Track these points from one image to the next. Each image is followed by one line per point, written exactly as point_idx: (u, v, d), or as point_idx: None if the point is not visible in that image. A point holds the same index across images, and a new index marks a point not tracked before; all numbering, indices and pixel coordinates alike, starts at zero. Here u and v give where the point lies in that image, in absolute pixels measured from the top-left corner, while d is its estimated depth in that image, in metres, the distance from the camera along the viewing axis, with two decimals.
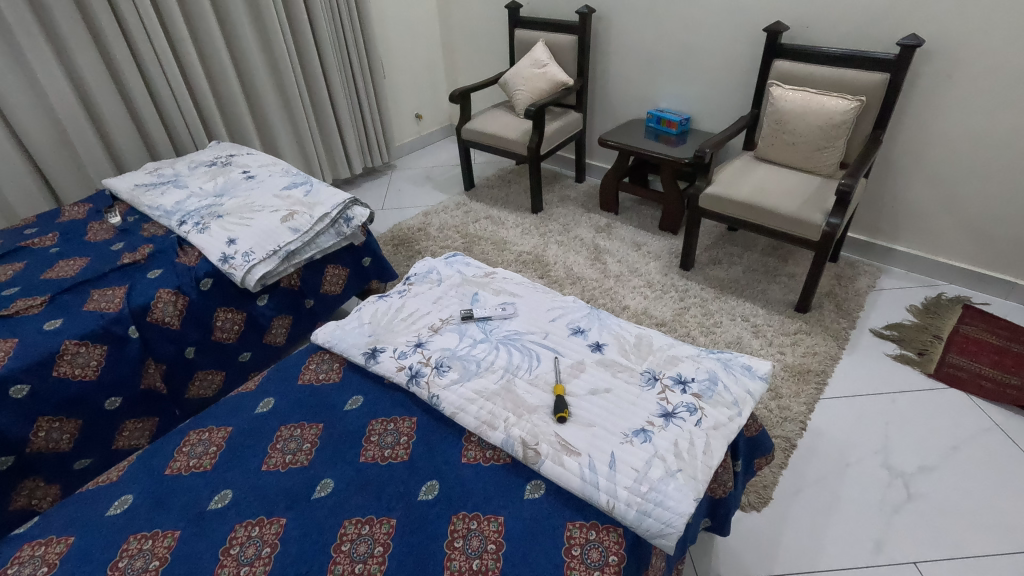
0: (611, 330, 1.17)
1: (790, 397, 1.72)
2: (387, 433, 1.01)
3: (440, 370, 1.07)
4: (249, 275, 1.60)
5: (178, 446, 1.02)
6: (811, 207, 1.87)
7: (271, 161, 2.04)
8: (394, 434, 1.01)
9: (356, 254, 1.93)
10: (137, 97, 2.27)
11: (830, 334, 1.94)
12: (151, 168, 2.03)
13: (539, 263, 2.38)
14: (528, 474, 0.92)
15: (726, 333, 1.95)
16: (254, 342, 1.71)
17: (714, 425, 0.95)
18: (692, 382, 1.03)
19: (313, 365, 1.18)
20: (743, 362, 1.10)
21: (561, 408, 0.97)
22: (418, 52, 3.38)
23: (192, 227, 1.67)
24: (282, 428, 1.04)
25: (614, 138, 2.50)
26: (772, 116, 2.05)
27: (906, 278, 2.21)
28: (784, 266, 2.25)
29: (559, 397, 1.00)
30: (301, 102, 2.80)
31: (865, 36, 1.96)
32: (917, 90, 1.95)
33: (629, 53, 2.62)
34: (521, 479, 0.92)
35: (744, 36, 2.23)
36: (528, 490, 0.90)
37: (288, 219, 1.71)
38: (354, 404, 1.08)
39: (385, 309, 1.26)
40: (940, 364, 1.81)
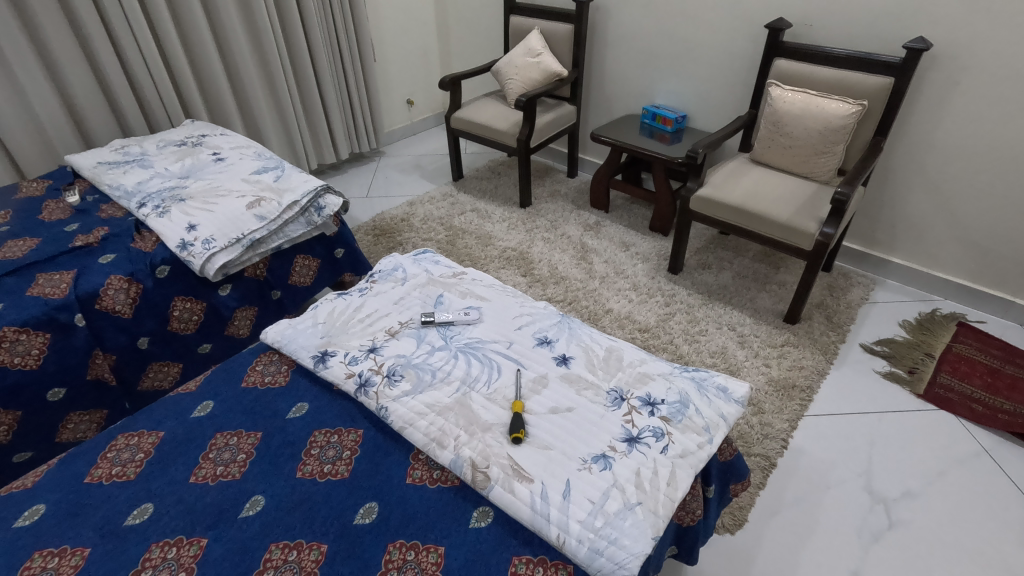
0: (580, 342, 1.09)
1: (772, 413, 1.65)
2: (329, 446, 0.94)
3: (391, 380, 1.00)
4: (209, 263, 1.51)
5: (104, 450, 0.95)
6: (804, 215, 1.79)
7: (244, 143, 1.95)
8: (337, 448, 0.94)
9: (328, 245, 1.84)
10: (109, 71, 2.17)
11: (819, 348, 1.86)
12: (118, 145, 1.94)
13: (523, 260, 2.30)
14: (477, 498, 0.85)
15: (711, 342, 1.88)
16: (214, 333, 1.63)
17: (681, 452, 0.88)
18: (661, 403, 0.96)
19: (260, 366, 1.10)
20: (718, 383, 1.03)
21: (517, 427, 0.90)
22: (411, 36, 3.27)
23: (152, 210, 1.58)
24: (217, 435, 0.97)
25: (607, 134, 2.41)
26: (769, 117, 1.96)
27: (900, 291, 2.13)
28: (775, 274, 2.17)
29: (517, 414, 0.93)
30: (286, 83, 2.70)
31: (871, 37, 1.87)
32: (921, 97, 1.86)
33: (627, 45, 2.52)
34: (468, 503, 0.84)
35: (747, 33, 2.14)
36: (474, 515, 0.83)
37: (255, 205, 1.63)
38: (252, 508, 0.85)
39: (342, 309, 1.18)
40: (931, 384, 1.74)
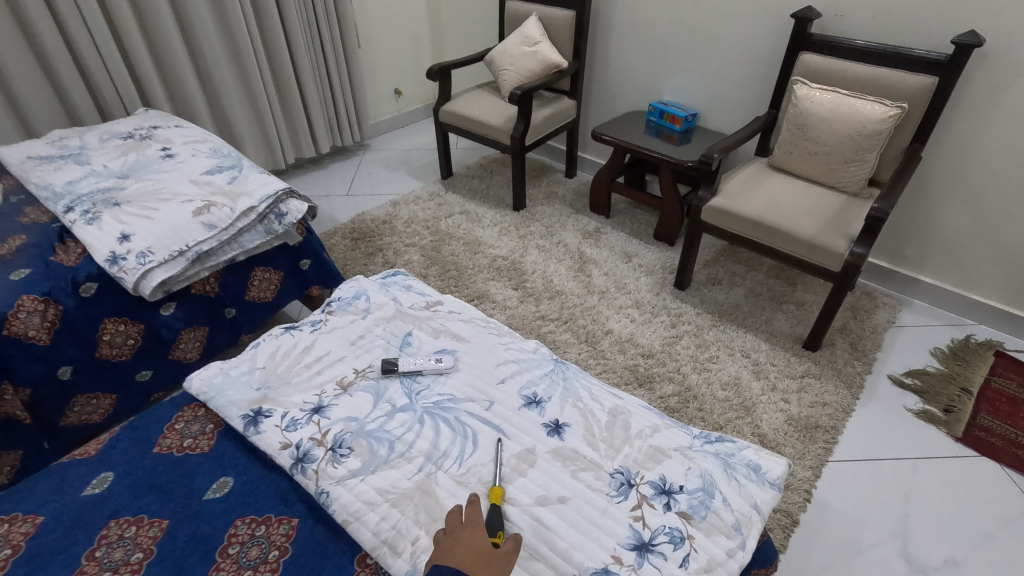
0: (577, 401, 0.88)
1: (793, 459, 1.45)
2: (252, 543, 0.73)
3: (336, 453, 0.79)
4: (145, 281, 1.30)
5: None
6: (832, 232, 1.58)
7: (200, 137, 1.72)
8: (262, 546, 0.73)
9: (292, 256, 1.63)
10: (52, 52, 1.93)
11: (843, 380, 1.66)
12: (56, 137, 1.71)
13: (515, 271, 2.08)
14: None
15: (723, 371, 1.67)
16: (155, 358, 1.41)
17: (706, 566, 0.68)
18: (679, 492, 0.75)
19: (180, 424, 0.89)
20: (749, 460, 0.82)
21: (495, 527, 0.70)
22: (400, 20, 3.03)
23: (80, 215, 1.35)
24: (111, 524, 0.75)
25: (609, 132, 2.19)
26: (793, 119, 1.74)
27: (929, 314, 1.93)
28: (792, 292, 1.97)
29: (495, 505, 0.72)
30: (258, 69, 2.46)
31: (910, 31, 1.65)
32: (965, 100, 1.65)
33: (633, 34, 2.29)
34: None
35: (768, 23, 1.92)
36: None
37: (202, 212, 1.40)
38: None
39: (287, 350, 0.97)
40: (970, 425, 1.54)
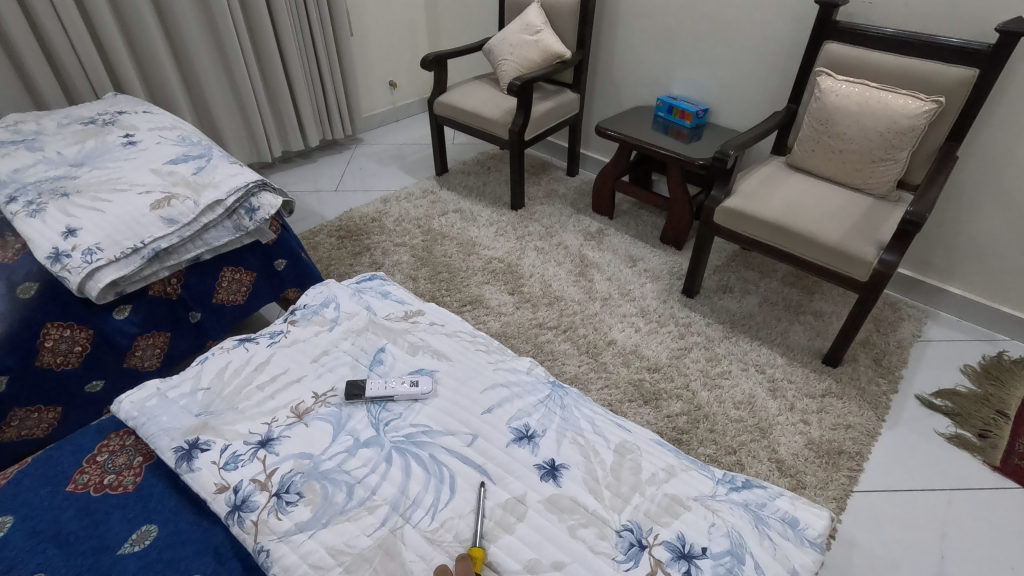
0: (578, 437, 0.73)
1: (815, 490, 1.30)
2: None
3: (282, 501, 0.64)
4: (93, 281, 1.15)
5: None
6: (860, 237, 1.44)
7: (169, 124, 1.58)
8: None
9: (266, 255, 1.48)
10: (12, 29, 1.78)
11: (867, 400, 1.52)
12: (11, 121, 1.56)
13: (511, 274, 1.94)
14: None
15: (736, 388, 1.53)
16: (107, 368, 1.26)
17: None
18: (702, 557, 0.61)
19: (103, 456, 0.75)
20: (784, 512, 0.68)
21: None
22: (395, 8, 2.88)
23: (23, 207, 1.21)
24: None
25: (615, 128, 2.05)
26: (816, 114, 1.60)
27: (958, 328, 1.79)
28: (810, 302, 1.82)
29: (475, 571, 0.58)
30: (242, 56, 2.30)
31: (946, 19, 1.52)
32: (1007, 96, 1.50)
33: (642, 23, 2.15)
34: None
35: (788, 11, 1.78)
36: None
37: (161, 205, 1.26)
38: None
39: (238, 366, 0.83)
40: (1008, 453, 1.40)
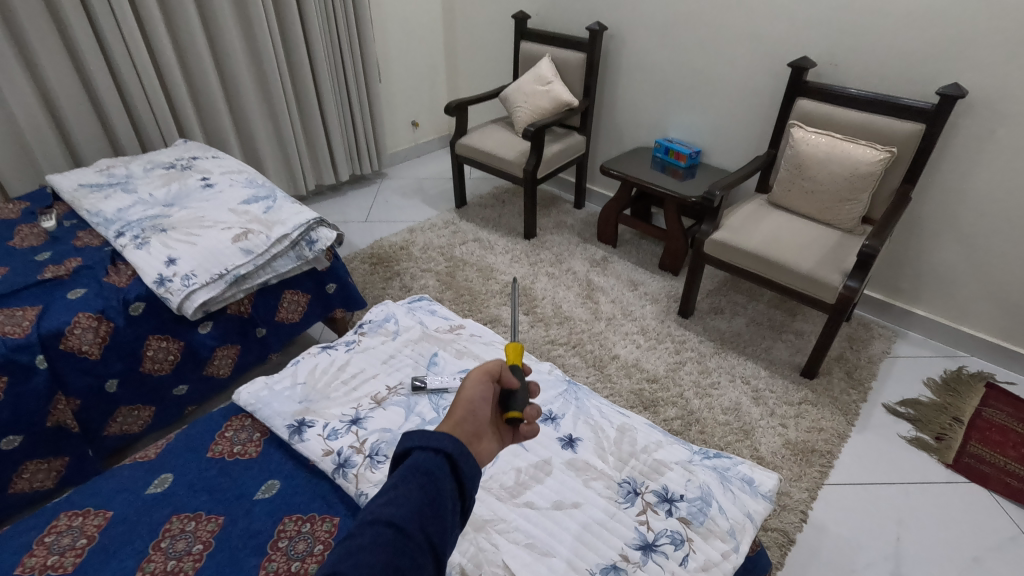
0: (589, 419, 0.97)
1: (790, 481, 1.52)
2: (299, 538, 0.82)
3: (373, 460, 0.88)
4: (188, 301, 1.41)
5: (42, 533, 0.84)
6: (828, 266, 1.68)
7: (237, 167, 1.85)
8: (308, 540, 0.82)
9: (319, 280, 1.74)
10: (99, 86, 2.07)
11: (838, 407, 1.74)
12: (104, 165, 1.84)
13: (526, 297, 2.18)
14: (437, 482, 0.58)
15: (723, 397, 1.75)
16: (191, 374, 1.51)
17: (704, 565, 0.77)
18: (679, 500, 0.84)
19: (230, 432, 0.99)
20: (743, 474, 0.91)
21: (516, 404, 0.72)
22: (418, 57, 3.20)
23: (130, 240, 1.47)
24: (173, 519, 0.85)
25: (617, 167, 2.31)
26: (791, 160, 1.86)
27: (924, 346, 2.01)
28: (791, 322, 2.06)
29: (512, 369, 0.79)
30: (286, 103, 2.59)
31: (899, 81, 1.78)
32: (953, 145, 1.76)
33: (641, 75, 2.44)
34: (431, 486, 0.57)
35: (767, 69, 2.05)
36: (410, 504, 0.55)
37: (241, 238, 1.52)
38: None
39: (325, 366, 1.07)
40: (960, 453, 1.61)
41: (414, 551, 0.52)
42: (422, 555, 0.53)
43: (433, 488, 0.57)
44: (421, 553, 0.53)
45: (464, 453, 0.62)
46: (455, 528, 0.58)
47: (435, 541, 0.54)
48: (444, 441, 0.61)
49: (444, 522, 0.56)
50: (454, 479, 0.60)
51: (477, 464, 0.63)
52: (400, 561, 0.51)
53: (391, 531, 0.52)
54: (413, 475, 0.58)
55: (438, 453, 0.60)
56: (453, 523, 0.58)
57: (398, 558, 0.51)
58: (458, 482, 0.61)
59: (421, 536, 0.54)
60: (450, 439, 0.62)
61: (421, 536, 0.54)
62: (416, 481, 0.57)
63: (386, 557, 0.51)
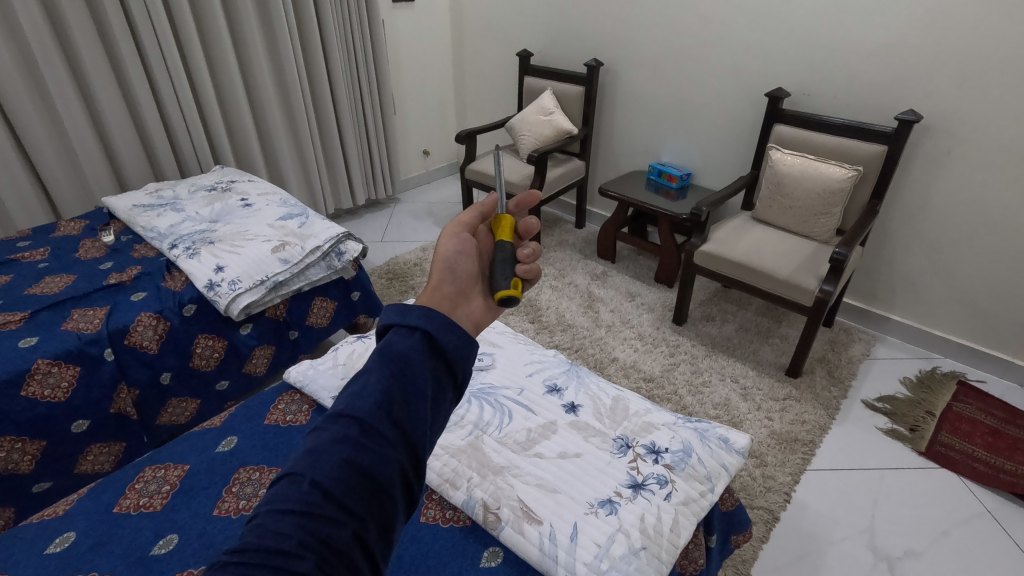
0: (588, 391, 1.14)
1: (775, 466, 1.66)
2: None
3: None
4: (234, 303, 1.58)
5: (132, 482, 1.01)
6: (804, 272, 1.86)
7: (271, 190, 2.06)
8: None
9: (345, 288, 1.92)
10: (147, 120, 2.29)
11: (820, 402, 1.90)
12: (152, 188, 2.05)
13: (532, 307, 2.36)
14: (411, 364, 0.54)
15: (714, 394, 1.91)
16: (233, 371, 1.68)
17: (684, 500, 0.93)
18: (665, 451, 1.00)
19: (282, 405, 1.17)
20: (720, 434, 1.07)
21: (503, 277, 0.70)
22: (430, 91, 3.46)
23: (183, 251, 1.66)
24: (241, 470, 1.02)
25: (614, 189, 2.52)
26: (770, 179, 2.06)
27: (901, 349, 2.17)
28: (777, 328, 2.23)
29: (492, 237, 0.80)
30: (310, 134, 2.82)
31: (864, 108, 1.99)
32: (915, 164, 1.95)
33: (635, 106, 2.67)
34: (402, 371, 0.53)
35: (747, 99, 2.27)
36: (377, 391, 0.51)
37: (279, 249, 1.70)
38: None
39: (361, 351, 1.25)
40: (932, 442, 1.76)
41: (383, 441, 0.49)
42: (393, 446, 0.49)
43: (407, 373, 0.53)
44: (392, 441, 0.49)
45: (446, 330, 0.57)
46: (440, 409, 0.55)
47: (408, 428, 0.51)
48: (421, 319, 0.57)
49: (419, 408, 0.52)
50: (434, 360, 0.56)
51: (466, 339, 0.59)
52: (366, 451, 0.48)
53: (353, 423, 0.49)
54: (383, 361, 0.53)
55: (415, 331, 0.56)
56: (434, 405, 0.54)
57: (362, 451, 0.48)
58: (441, 362, 0.56)
59: (391, 424, 0.50)
60: (429, 316, 0.57)
61: (392, 424, 0.50)
62: (387, 367, 0.53)
63: (348, 450, 0.47)
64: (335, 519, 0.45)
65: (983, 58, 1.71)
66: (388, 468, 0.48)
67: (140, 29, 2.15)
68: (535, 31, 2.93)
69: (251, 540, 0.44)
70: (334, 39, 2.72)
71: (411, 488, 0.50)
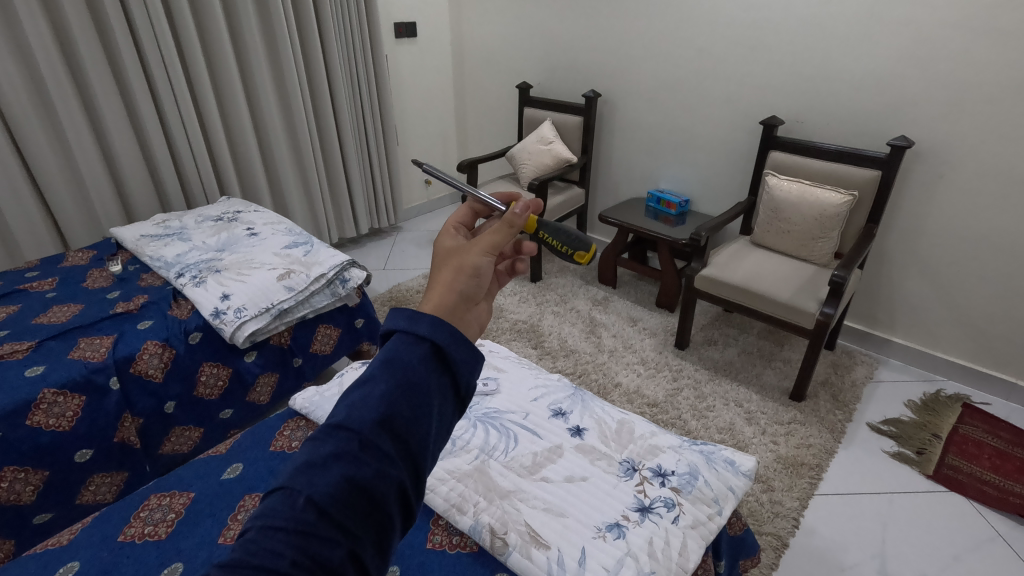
0: (593, 414, 1.15)
1: (782, 491, 1.65)
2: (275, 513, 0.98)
3: None
4: (239, 331, 1.59)
5: (137, 510, 1.00)
6: (804, 295, 1.88)
7: (276, 219, 2.10)
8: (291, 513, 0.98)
9: (349, 316, 1.94)
10: (156, 152, 2.34)
11: (825, 425, 1.89)
12: (160, 219, 2.08)
13: (534, 333, 2.37)
14: (417, 377, 0.49)
15: (719, 418, 1.91)
16: (237, 399, 1.68)
17: (692, 523, 0.92)
18: (671, 474, 1.00)
19: (288, 431, 1.18)
20: (725, 456, 1.07)
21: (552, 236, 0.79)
22: (432, 122, 3.53)
23: (189, 280, 1.68)
24: (246, 497, 1.02)
25: (614, 216, 2.56)
26: (767, 204, 2.10)
27: (904, 371, 2.17)
28: (780, 351, 2.23)
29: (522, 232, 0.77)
30: (315, 165, 2.87)
31: (856, 134, 2.04)
32: (908, 189, 1.99)
33: (633, 135, 2.73)
34: (409, 383, 0.49)
35: (742, 127, 2.33)
36: (379, 404, 0.47)
37: (284, 277, 1.72)
38: None
39: None
40: (940, 465, 1.75)
41: (383, 457, 0.46)
42: (394, 462, 0.46)
43: (412, 386, 0.49)
44: (393, 457, 0.46)
45: (456, 341, 0.52)
46: (444, 424, 0.51)
47: (411, 443, 0.47)
48: (431, 328, 0.52)
49: (423, 423, 0.48)
50: (441, 372, 0.51)
51: (474, 352, 0.54)
52: (365, 467, 0.44)
53: (353, 437, 0.45)
54: (388, 370, 0.49)
55: (423, 340, 0.51)
56: (439, 419, 0.50)
57: (362, 466, 0.44)
58: (448, 374, 0.52)
59: (393, 439, 0.47)
60: (441, 326, 0.52)
61: (394, 439, 0.47)
62: (392, 378, 0.48)
63: (345, 466, 0.44)
64: (329, 538, 0.42)
65: (971, 86, 1.76)
66: (387, 486, 0.45)
67: (152, 65, 2.21)
68: (535, 64, 3.02)
69: (240, 557, 0.41)
70: (339, 73, 2.79)
71: (409, 504, 0.47)
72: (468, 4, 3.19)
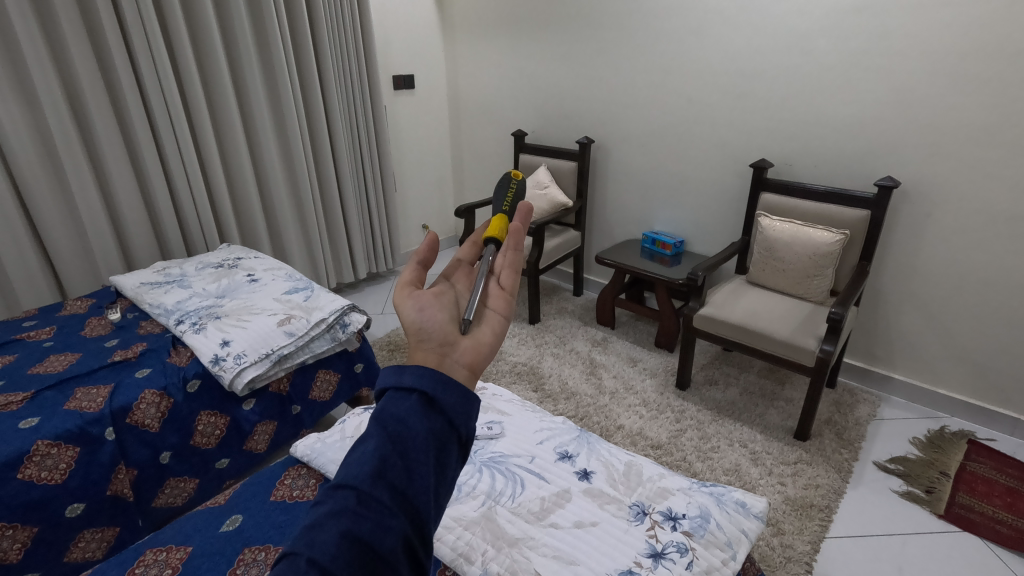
0: (600, 457, 1.14)
1: (793, 534, 1.61)
2: (254, 564, 0.96)
3: None
4: (239, 378, 1.58)
5: (132, 566, 0.96)
6: (803, 333, 1.89)
7: (276, 265, 2.11)
8: (260, 566, 0.95)
9: (349, 360, 1.93)
10: (159, 200, 2.38)
11: (832, 465, 1.86)
12: (160, 267, 2.09)
13: (534, 375, 2.35)
14: (409, 427, 0.49)
15: (723, 459, 1.88)
16: (233, 448, 1.65)
17: (706, 569, 0.89)
18: (682, 518, 0.98)
19: (288, 480, 1.16)
20: (736, 498, 1.06)
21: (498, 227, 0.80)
22: (429, 169, 3.62)
23: (189, 327, 1.68)
24: (245, 550, 0.99)
25: (611, 257, 2.59)
26: (761, 244, 2.14)
27: (907, 408, 2.16)
28: (781, 390, 2.23)
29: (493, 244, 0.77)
30: (314, 212, 2.91)
31: (843, 176, 2.10)
32: (898, 227, 2.04)
33: (626, 179, 2.80)
34: (400, 434, 0.48)
35: (732, 170, 2.40)
36: (372, 457, 0.46)
37: (284, 322, 1.72)
38: None
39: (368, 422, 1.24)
40: (951, 504, 1.72)
41: (382, 509, 0.44)
42: (394, 514, 0.44)
43: (405, 438, 0.48)
44: (394, 509, 0.44)
45: (446, 387, 0.52)
46: (448, 473, 0.49)
47: (408, 494, 0.45)
48: (417, 379, 0.52)
49: (420, 471, 0.47)
50: (432, 418, 0.50)
51: (466, 395, 0.53)
52: (365, 522, 0.43)
53: (349, 492, 0.44)
54: (379, 426, 0.49)
55: (411, 392, 0.51)
56: (440, 468, 0.48)
57: (360, 521, 0.43)
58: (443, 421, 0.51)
59: (391, 490, 0.45)
60: (426, 374, 0.52)
61: (392, 490, 0.45)
62: (383, 432, 0.48)
63: (344, 523, 0.43)
64: None
65: (952, 130, 1.84)
66: (388, 539, 0.43)
67: (158, 117, 2.28)
68: (529, 113, 3.12)
69: None
70: (339, 123, 2.87)
71: (418, 560, 0.45)
72: (464, 59, 3.33)
